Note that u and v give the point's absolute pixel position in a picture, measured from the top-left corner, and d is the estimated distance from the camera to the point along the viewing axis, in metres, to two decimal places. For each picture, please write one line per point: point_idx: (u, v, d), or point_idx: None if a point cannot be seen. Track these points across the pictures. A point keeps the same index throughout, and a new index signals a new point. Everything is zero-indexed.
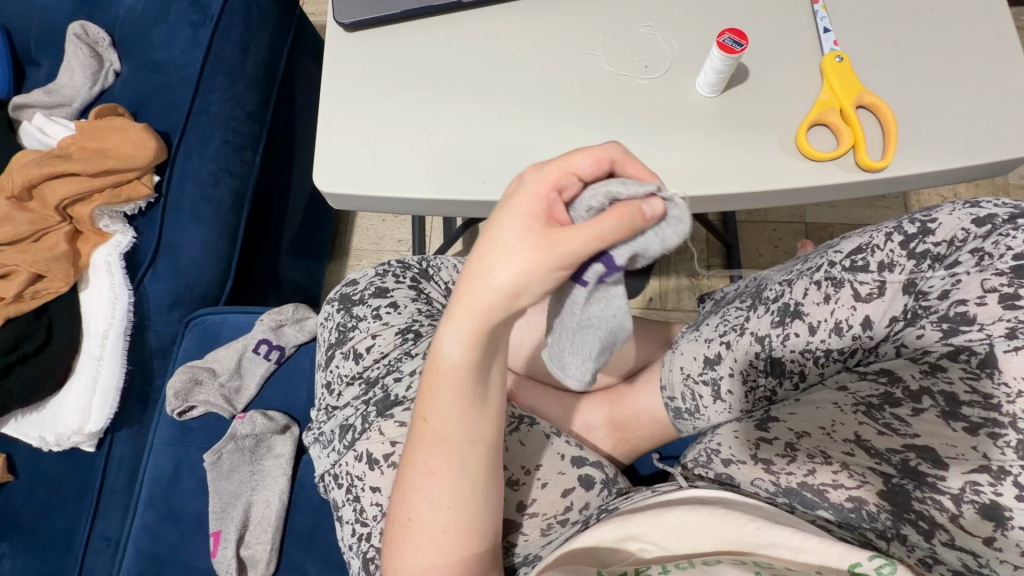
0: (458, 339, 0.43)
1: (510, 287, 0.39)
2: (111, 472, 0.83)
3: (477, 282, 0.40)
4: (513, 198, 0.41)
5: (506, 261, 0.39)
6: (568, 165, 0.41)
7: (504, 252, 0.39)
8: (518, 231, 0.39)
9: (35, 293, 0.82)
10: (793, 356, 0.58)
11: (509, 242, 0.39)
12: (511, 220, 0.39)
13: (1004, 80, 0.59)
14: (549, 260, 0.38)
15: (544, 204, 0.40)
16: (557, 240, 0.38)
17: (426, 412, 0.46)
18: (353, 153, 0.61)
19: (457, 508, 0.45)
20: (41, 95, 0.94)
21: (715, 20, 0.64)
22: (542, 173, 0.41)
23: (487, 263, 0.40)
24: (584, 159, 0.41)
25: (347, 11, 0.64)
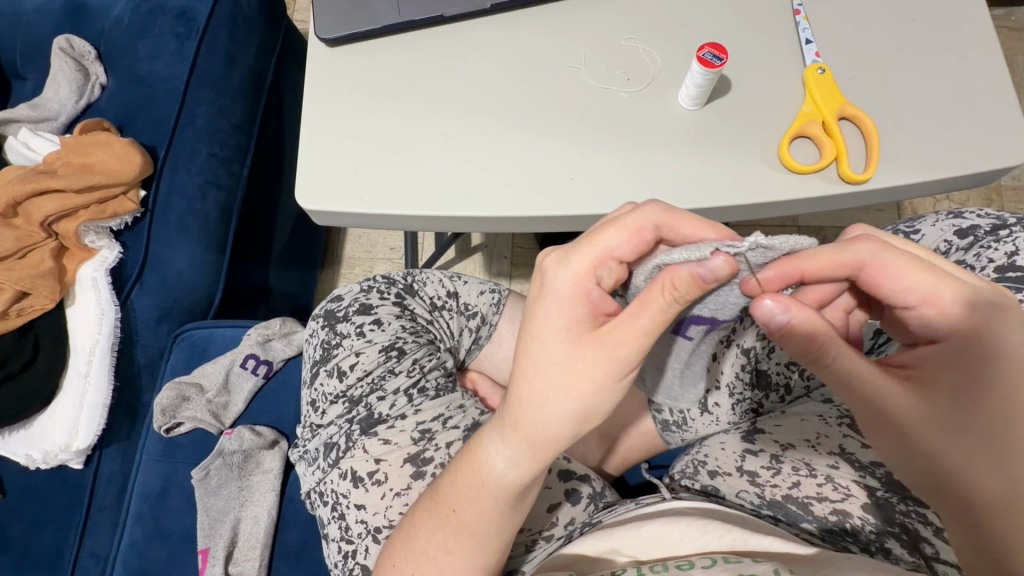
0: (508, 457, 0.43)
1: (573, 414, 0.41)
2: (100, 488, 0.82)
3: (533, 402, 0.42)
4: (556, 303, 0.42)
5: (564, 384, 0.41)
6: (605, 251, 0.42)
7: (564, 377, 0.41)
8: (575, 351, 0.41)
9: (21, 311, 0.82)
10: (780, 370, 0.61)
11: (568, 366, 0.41)
12: (563, 338, 0.41)
13: (987, 90, 0.59)
14: (614, 377, 0.40)
15: (590, 310, 0.42)
16: (620, 365, 0.40)
17: (457, 503, 0.46)
18: (334, 169, 0.60)
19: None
20: (27, 110, 0.94)
21: (697, 31, 0.63)
22: (576, 263, 0.42)
23: (542, 383, 0.41)
24: (619, 236, 0.41)
25: (328, 26, 0.64)
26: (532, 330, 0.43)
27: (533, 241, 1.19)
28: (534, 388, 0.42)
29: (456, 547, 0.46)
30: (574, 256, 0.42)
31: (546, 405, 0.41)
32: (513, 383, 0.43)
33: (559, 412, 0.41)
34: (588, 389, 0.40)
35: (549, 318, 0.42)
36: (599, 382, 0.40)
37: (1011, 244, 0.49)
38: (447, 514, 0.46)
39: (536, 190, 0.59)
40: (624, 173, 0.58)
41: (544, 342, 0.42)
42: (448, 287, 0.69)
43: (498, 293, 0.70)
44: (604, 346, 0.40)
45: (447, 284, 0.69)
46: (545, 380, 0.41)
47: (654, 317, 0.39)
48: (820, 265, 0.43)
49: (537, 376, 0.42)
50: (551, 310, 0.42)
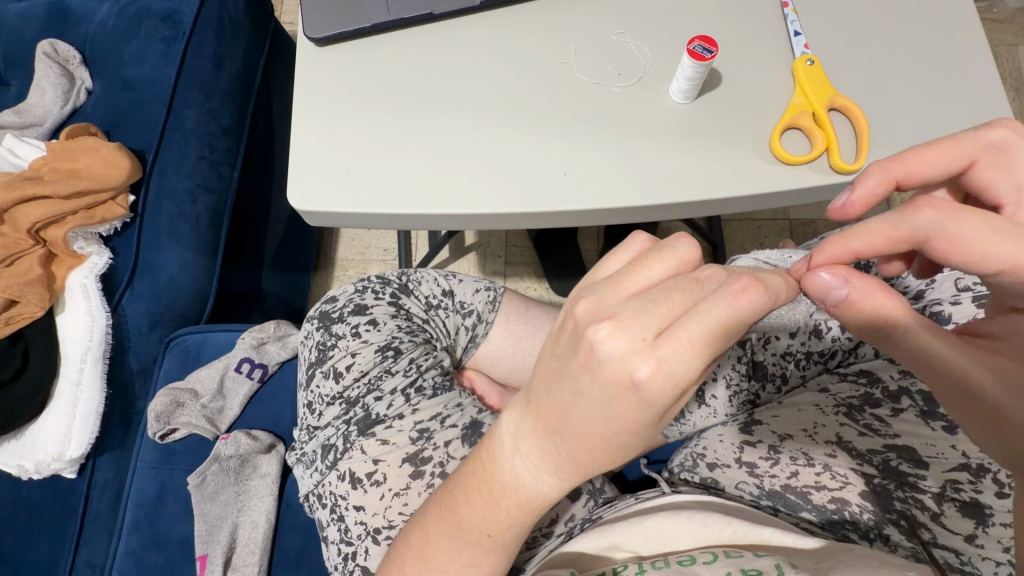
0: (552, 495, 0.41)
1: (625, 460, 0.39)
2: (95, 497, 0.81)
3: (591, 461, 0.37)
4: (654, 400, 0.32)
5: (631, 446, 0.36)
6: (722, 343, 0.31)
7: (636, 445, 0.36)
8: (655, 424, 0.35)
9: (10, 319, 0.81)
10: (775, 361, 0.60)
11: (642, 437, 0.36)
12: (650, 421, 0.34)
13: (974, 79, 0.60)
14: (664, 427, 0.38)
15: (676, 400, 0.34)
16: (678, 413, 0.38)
17: (493, 531, 0.43)
18: (326, 170, 0.60)
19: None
20: (12, 115, 0.92)
21: (686, 25, 0.64)
22: (696, 363, 0.31)
23: (607, 450, 0.36)
24: (742, 326, 0.32)
25: (317, 26, 0.64)
26: (613, 415, 0.34)
27: (527, 239, 1.19)
28: (599, 455, 0.36)
29: (491, 560, 0.45)
30: (692, 351, 0.31)
31: (605, 460, 0.37)
32: (567, 447, 0.37)
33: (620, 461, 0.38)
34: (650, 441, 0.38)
35: (640, 408, 0.33)
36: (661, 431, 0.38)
37: None
38: (483, 542, 0.44)
39: (530, 185, 0.59)
40: (614, 170, 0.58)
41: (620, 424, 0.34)
42: (443, 287, 0.68)
43: (494, 291, 0.69)
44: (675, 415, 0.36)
45: (442, 282, 0.69)
46: (614, 447, 0.36)
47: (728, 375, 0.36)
48: (873, 243, 0.38)
49: (604, 446, 0.36)
50: (642, 404, 0.33)
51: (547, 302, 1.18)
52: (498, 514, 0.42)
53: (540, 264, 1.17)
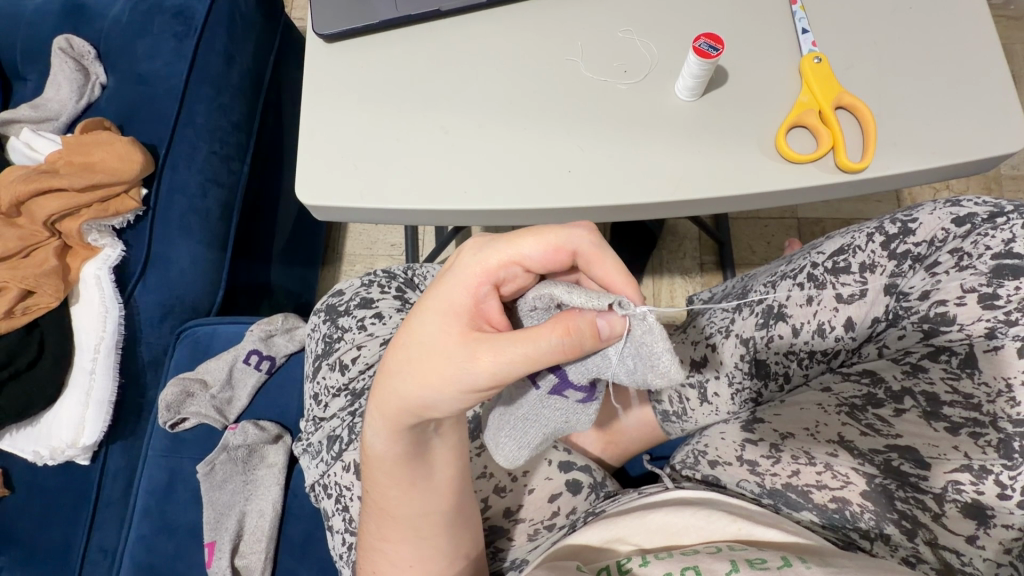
0: (376, 429, 0.46)
1: (419, 398, 0.41)
2: (107, 483, 0.83)
3: (393, 370, 0.42)
4: (450, 286, 0.41)
5: (419, 360, 0.40)
6: (511, 253, 0.41)
7: (425, 361, 0.40)
8: (442, 335, 0.40)
9: (26, 309, 0.82)
10: (777, 358, 0.59)
11: (430, 348, 0.40)
12: (441, 317, 0.41)
13: (983, 77, 0.59)
14: (454, 370, 0.39)
15: (474, 298, 0.41)
16: (472, 368, 0.38)
17: (369, 483, 0.50)
18: (333, 165, 0.61)
19: (415, 562, 0.50)
20: (28, 110, 0.94)
21: (692, 22, 0.64)
22: (486, 256, 0.41)
23: (403, 354, 0.42)
24: (535, 246, 0.41)
25: (325, 22, 0.64)
26: (421, 303, 0.42)
27: None
28: (399, 359, 0.42)
29: (392, 534, 0.50)
30: (486, 248, 0.41)
31: (402, 377, 0.41)
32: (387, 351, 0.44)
33: (412, 388, 0.41)
34: (437, 378, 0.39)
35: (437, 297, 0.41)
36: (450, 375, 0.39)
37: (1009, 232, 0.48)
38: (369, 499, 0.51)
39: (535, 182, 0.59)
40: (618, 168, 0.59)
41: (420, 315, 0.42)
42: None
43: None
44: (464, 344, 0.39)
45: None
46: (410, 355, 0.41)
47: (530, 342, 0.37)
48: None
49: (404, 349, 0.42)
50: (440, 292, 0.41)
51: None
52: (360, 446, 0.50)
53: None
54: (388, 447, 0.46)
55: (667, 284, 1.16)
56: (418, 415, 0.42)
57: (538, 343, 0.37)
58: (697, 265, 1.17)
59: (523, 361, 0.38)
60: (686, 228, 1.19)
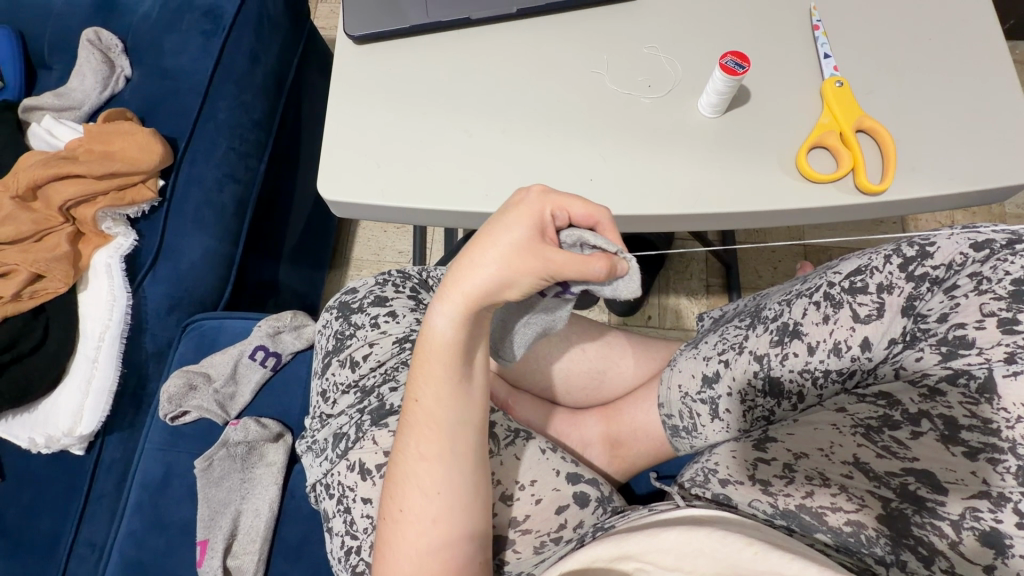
0: (448, 318, 0.47)
1: (497, 286, 0.45)
2: (101, 475, 0.81)
3: (477, 265, 0.45)
4: (528, 207, 0.45)
5: (506, 253, 0.44)
6: (571, 206, 0.46)
7: (504, 257, 0.44)
8: (528, 240, 0.44)
9: (33, 293, 0.81)
10: (792, 377, 0.59)
11: (517, 249, 0.44)
12: (523, 228, 0.44)
13: (1003, 107, 0.60)
14: (533, 268, 0.43)
15: (546, 223, 0.45)
16: (551, 267, 0.43)
17: (419, 394, 0.49)
18: (356, 164, 0.61)
19: (442, 487, 0.47)
20: (51, 97, 0.95)
21: (717, 42, 0.65)
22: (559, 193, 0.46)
23: (486, 252, 0.45)
24: (581, 204, 0.46)
25: (356, 24, 0.66)
26: (502, 217, 0.45)
27: None
28: (483, 256, 0.45)
29: (429, 455, 0.48)
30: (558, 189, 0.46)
31: (480, 265, 0.45)
32: (463, 253, 0.47)
33: (489, 278, 0.45)
34: (523, 270, 0.44)
35: (519, 214, 0.45)
36: (527, 269, 0.44)
37: None
38: (413, 413, 0.49)
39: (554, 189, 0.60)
40: (637, 181, 0.59)
41: (507, 223, 0.45)
42: None
43: None
44: (543, 250, 0.43)
45: None
46: (489, 252, 0.45)
47: (581, 261, 0.43)
48: None
49: (485, 249, 0.45)
50: (518, 211, 0.45)
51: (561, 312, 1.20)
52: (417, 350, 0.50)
53: None
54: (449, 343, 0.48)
55: (673, 304, 1.16)
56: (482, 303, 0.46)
57: (589, 263, 0.43)
58: (704, 287, 1.17)
59: (575, 272, 0.43)
60: (693, 249, 1.20)
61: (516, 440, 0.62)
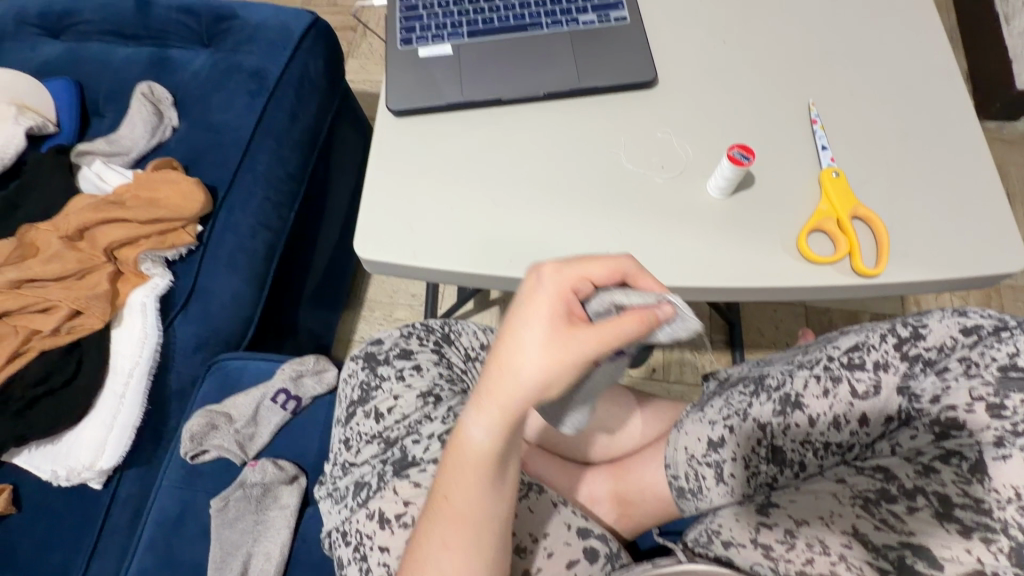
0: (487, 423, 0.47)
1: (536, 386, 0.45)
2: (115, 511, 0.83)
3: (513, 369, 0.45)
4: (545, 299, 0.46)
5: (540, 355, 0.44)
6: (588, 275, 0.47)
7: (538, 356, 0.44)
8: (557, 333, 0.44)
9: (71, 329, 0.85)
10: (793, 446, 0.62)
11: (550, 345, 0.44)
12: (550, 322, 0.45)
13: (988, 202, 0.65)
14: (569, 360, 0.44)
15: (569, 309, 0.46)
16: (586, 353, 0.44)
17: (450, 488, 0.50)
18: (391, 227, 0.67)
19: (494, 568, 0.50)
20: (103, 143, 1.02)
21: (725, 129, 0.71)
22: (571, 271, 0.47)
23: (519, 357, 0.45)
24: (600, 267, 0.48)
25: (397, 100, 0.73)
26: (526, 313, 0.46)
27: None
28: (519, 359, 0.45)
29: (459, 547, 0.49)
30: (568, 266, 0.47)
31: (515, 367, 0.45)
32: (496, 354, 0.46)
33: (529, 380, 0.44)
34: (560, 366, 0.44)
35: (543, 308, 0.45)
36: (564, 363, 0.44)
37: (1012, 345, 0.52)
38: (445, 504, 0.50)
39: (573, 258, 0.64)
40: (650, 254, 0.64)
41: (533, 322, 0.45)
42: (483, 339, 0.74)
43: None
44: (576, 340, 0.44)
45: (481, 336, 0.75)
46: (521, 353, 0.45)
47: (618, 329, 0.44)
48: None
49: (513, 352, 0.45)
50: (539, 303, 0.46)
51: None
52: (452, 461, 0.50)
53: None
54: (490, 445, 0.48)
55: (677, 358, 1.20)
56: (524, 404, 0.46)
57: (623, 330, 0.44)
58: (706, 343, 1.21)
59: (613, 344, 0.44)
60: (697, 305, 1.24)
61: (529, 492, 0.65)
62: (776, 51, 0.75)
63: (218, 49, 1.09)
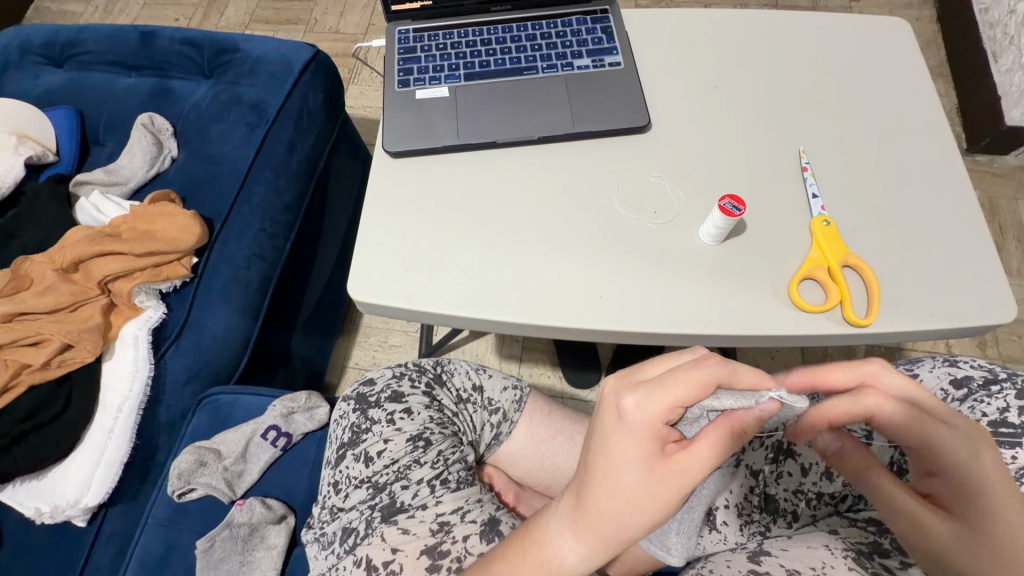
0: (579, 556, 0.47)
1: (645, 526, 0.45)
2: (98, 549, 0.81)
3: (618, 512, 0.45)
4: (637, 434, 0.44)
5: (645, 498, 0.44)
6: (675, 400, 0.44)
7: (642, 497, 0.44)
8: (656, 471, 0.44)
9: (61, 362, 0.85)
10: (786, 496, 0.62)
11: (651, 484, 0.44)
12: (645, 460, 0.44)
13: (976, 252, 0.66)
14: (675, 494, 0.44)
15: (660, 439, 0.45)
16: (688, 484, 0.44)
17: None
18: (385, 269, 0.67)
19: None
20: (101, 173, 1.03)
21: (716, 174, 0.72)
22: (658, 403, 0.44)
23: (620, 500, 0.44)
24: (683, 387, 0.44)
25: (393, 141, 0.74)
26: (619, 454, 0.45)
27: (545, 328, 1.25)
28: (622, 502, 0.45)
29: None
30: (653, 398, 0.44)
31: (617, 508, 0.45)
32: (593, 494, 0.46)
33: (645, 523, 0.44)
34: (665, 501, 0.44)
35: (636, 445, 0.44)
36: (668, 498, 0.44)
37: (1002, 399, 0.52)
38: None
39: (566, 302, 0.65)
40: (642, 299, 0.64)
41: (629, 464, 0.44)
42: (474, 379, 0.72)
43: (520, 390, 0.73)
44: (676, 476, 0.44)
45: (473, 376, 0.73)
46: (620, 492, 0.45)
47: (722, 451, 0.44)
48: None
49: (618, 497, 0.45)
50: (631, 440, 0.45)
51: (558, 390, 1.24)
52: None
53: (554, 353, 1.25)
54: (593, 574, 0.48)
55: None
56: (636, 539, 0.46)
57: (724, 448, 0.44)
58: None
59: (718, 462, 0.44)
60: None
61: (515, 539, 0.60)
62: (766, 97, 0.77)
63: (219, 80, 1.10)
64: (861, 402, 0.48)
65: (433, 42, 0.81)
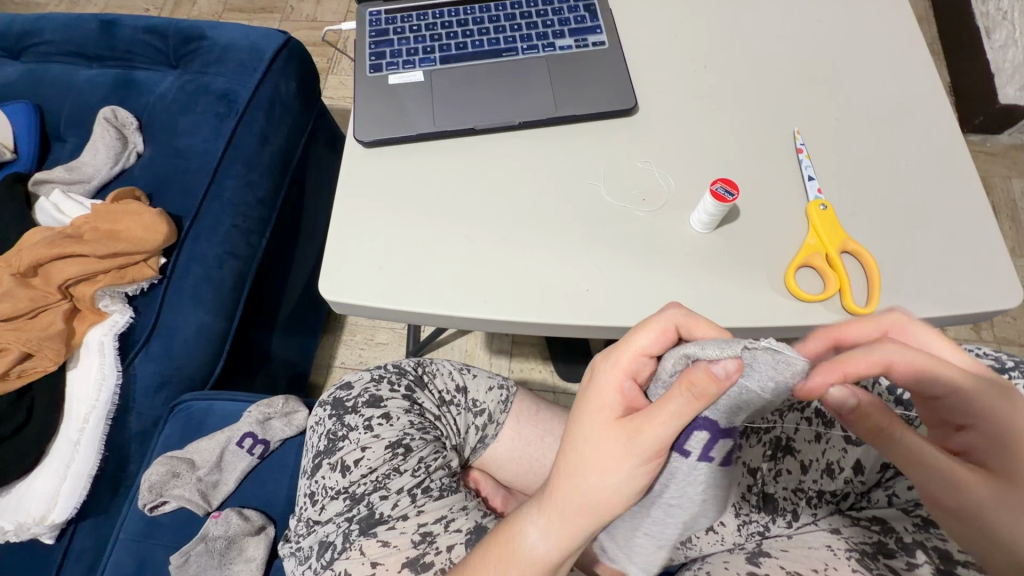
0: (544, 525, 0.48)
1: (602, 490, 0.45)
2: (68, 566, 0.78)
3: (575, 475, 0.46)
4: (596, 392, 0.47)
5: (597, 456, 0.45)
6: (638, 349, 0.45)
7: (594, 454, 0.45)
8: (607, 427, 0.45)
9: (22, 371, 0.82)
10: (785, 494, 0.59)
11: (603, 442, 0.45)
12: (600, 418, 0.46)
13: (980, 235, 0.63)
14: (628, 454, 0.44)
15: (619, 395, 0.46)
16: (640, 443, 0.44)
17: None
18: (359, 266, 0.63)
19: None
20: (62, 171, 0.98)
21: (708, 158, 0.68)
22: (618, 357, 0.46)
23: (578, 462, 0.46)
24: (644, 334, 0.45)
25: (365, 129, 0.69)
26: (580, 414, 0.48)
27: None
28: (580, 465, 0.46)
29: None
30: (614, 351, 0.46)
31: (578, 475, 0.46)
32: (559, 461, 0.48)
33: (603, 487, 0.45)
34: (618, 462, 0.44)
35: (593, 403, 0.47)
36: (622, 458, 0.44)
37: None
38: None
39: (552, 297, 0.61)
40: (632, 291, 0.61)
41: (584, 422, 0.47)
42: (458, 380, 0.68)
43: (506, 390, 0.69)
44: (626, 431, 0.44)
45: (457, 377, 0.69)
46: (580, 454, 0.46)
47: (678, 405, 0.41)
48: None
49: (577, 456, 0.46)
50: (592, 398, 0.47)
51: (550, 385, 1.21)
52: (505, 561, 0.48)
53: (545, 346, 1.21)
54: (558, 550, 0.48)
55: None
56: (604, 509, 0.46)
57: (676, 402, 0.41)
58: None
59: (675, 419, 0.42)
60: None
61: None
62: (759, 76, 0.73)
63: (185, 70, 1.05)
64: (880, 351, 0.41)
65: (406, 24, 0.76)
